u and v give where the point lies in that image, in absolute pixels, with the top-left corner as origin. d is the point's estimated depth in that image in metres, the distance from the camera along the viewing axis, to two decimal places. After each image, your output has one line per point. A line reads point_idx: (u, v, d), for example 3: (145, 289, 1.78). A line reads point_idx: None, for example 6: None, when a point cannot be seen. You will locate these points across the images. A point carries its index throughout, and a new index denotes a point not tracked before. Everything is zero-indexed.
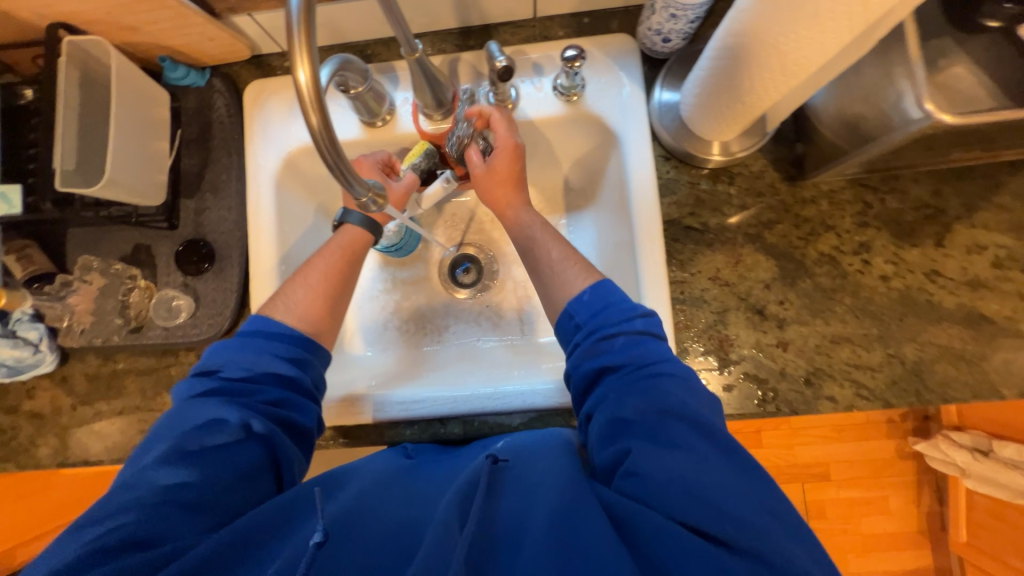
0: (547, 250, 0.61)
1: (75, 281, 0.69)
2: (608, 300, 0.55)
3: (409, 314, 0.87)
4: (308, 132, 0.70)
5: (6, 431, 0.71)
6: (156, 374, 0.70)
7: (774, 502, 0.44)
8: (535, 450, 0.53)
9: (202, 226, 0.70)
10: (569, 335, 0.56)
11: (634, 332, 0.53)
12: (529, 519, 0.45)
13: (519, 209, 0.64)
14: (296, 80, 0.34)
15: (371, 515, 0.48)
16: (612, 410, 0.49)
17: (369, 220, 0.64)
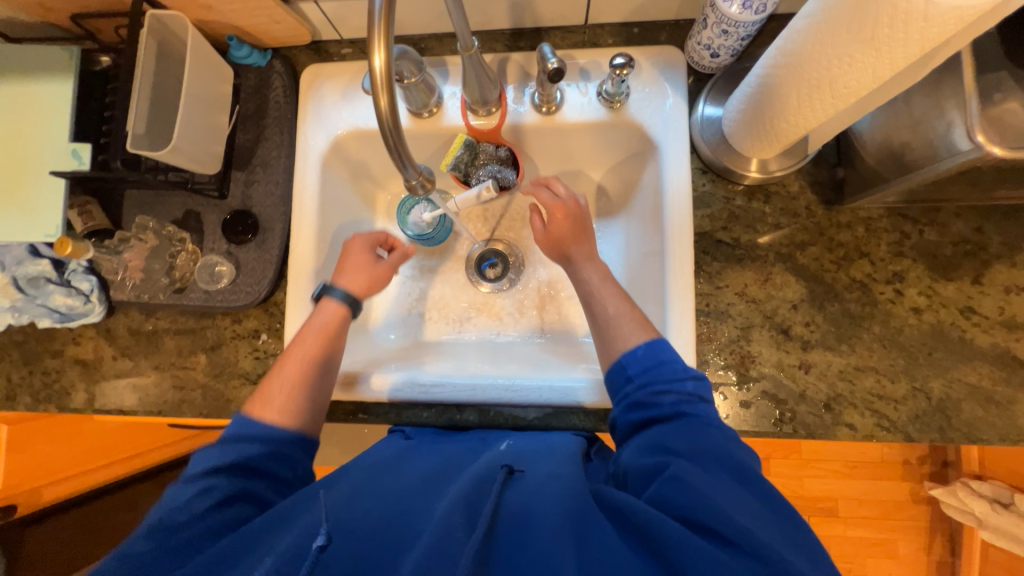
0: (603, 307, 0.64)
1: (131, 238, 0.73)
2: (661, 357, 0.57)
3: (433, 302, 0.90)
4: (357, 118, 0.73)
5: (52, 372, 0.76)
6: (194, 334, 0.74)
7: (788, 527, 0.46)
8: (534, 458, 0.57)
9: (249, 198, 0.74)
10: (618, 385, 0.59)
11: (686, 393, 0.55)
12: (533, 517, 0.48)
13: (581, 262, 0.68)
14: (370, 63, 0.37)
15: (368, 509, 0.50)
16: (654, 444, 0.53)
17: (352, 297, 0.68)
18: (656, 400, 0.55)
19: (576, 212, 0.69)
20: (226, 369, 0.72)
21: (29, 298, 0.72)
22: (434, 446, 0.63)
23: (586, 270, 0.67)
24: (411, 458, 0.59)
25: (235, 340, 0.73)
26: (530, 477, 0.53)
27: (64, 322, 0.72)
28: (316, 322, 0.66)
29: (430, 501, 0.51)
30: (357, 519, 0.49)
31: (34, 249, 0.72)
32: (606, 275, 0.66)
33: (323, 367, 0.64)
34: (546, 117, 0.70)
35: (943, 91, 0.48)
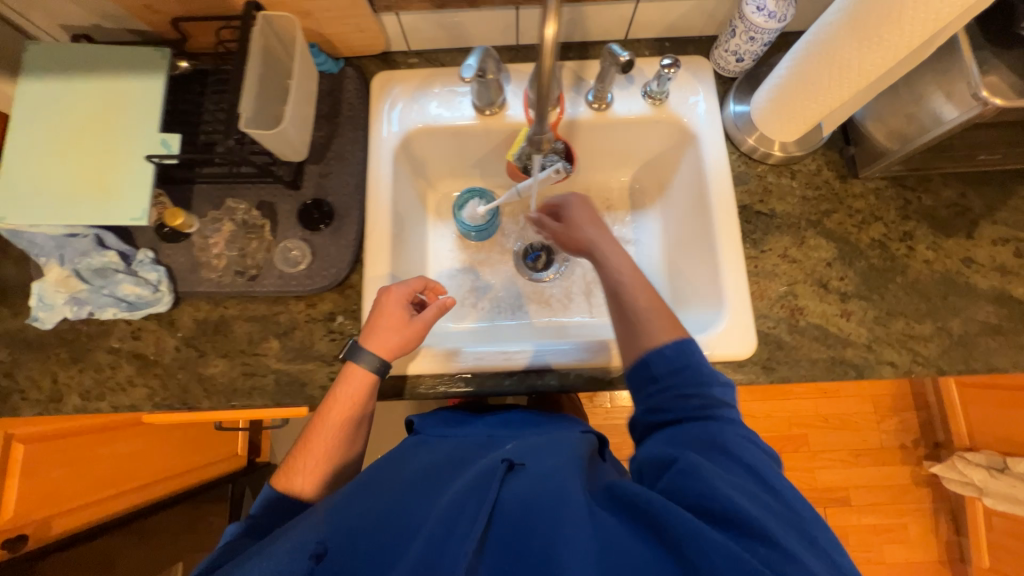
0: (632, 298, 0.66)
1: (221, 218, 0.75)
2: (687, 359, 0.59)
3: (484, 293, 0.94)
4: (426, 116, 0.80)
5: (106, 368, 0.73)
6: (265, 321, 0.74)
7: (796, 520, 0.47)
8: (536, 452, 0.58)
9: (323, 188, 0.77)
10: (642, 377, 0.60)
11: (714, 398, 0.57)
12: (528, 503, 0.50)
13: (607, 253, 0.71)
14: (544, 33, 0.48)
15: (373, 509, 0.51)
16: (670, 438, 0.55)
17: (378, 360, 0.65)
18: (679, 402, 0.57)
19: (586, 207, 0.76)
20: (300, 353, 0.73)
21: (94, 289, 0.71)
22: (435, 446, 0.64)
23: (615, 260, 0.70)
24: (414, 458, 0.61)
25: (309, 323, 0.74)
26: (532, 470, 0.54)
27: (129, 315, 0.72)
28: (341, 396, 0.65)
29: (432, 495, 0.52)
30: (357, 519, 0.49)
31: (100, 239, 0.71)
32: (636, 268, 0.69)
33: (354, 439, 0.66)
34: (598, 113, 0.80)
35: (946, 82, 0.61)
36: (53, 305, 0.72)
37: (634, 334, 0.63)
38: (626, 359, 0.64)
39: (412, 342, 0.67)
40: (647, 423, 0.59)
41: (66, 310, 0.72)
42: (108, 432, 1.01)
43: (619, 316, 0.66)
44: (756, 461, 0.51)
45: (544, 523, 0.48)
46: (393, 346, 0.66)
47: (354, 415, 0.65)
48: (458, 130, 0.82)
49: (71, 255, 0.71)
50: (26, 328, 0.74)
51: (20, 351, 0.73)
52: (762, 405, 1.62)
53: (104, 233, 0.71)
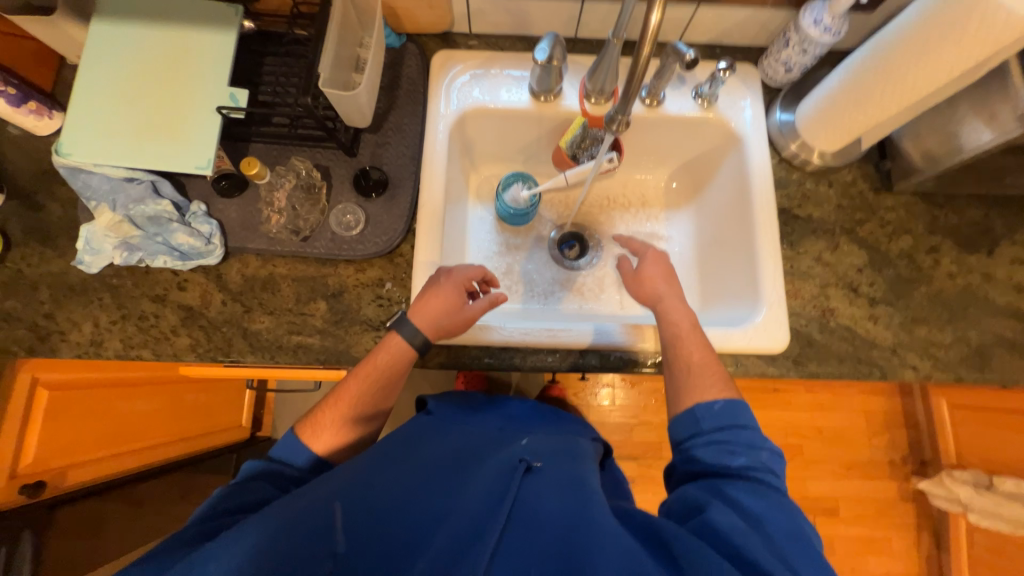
0: (686, 355, 0.67)
1: (278, 176, 0.76)
2: (736, 419, 0.60)
3: (518, 277, 0.96)
4: (483, 96, 0.82)
5: (149, 317, 0.73)
6: (313, 282, 0.74)
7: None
8: (552, 456, 0.61)
9: (379, 158, 0.79)
10: (688, 429, 0.62)
11: (760, 460, 0.57)
12: (544, 512, 0.53)
13: (668, 305, 0.72)
14: (649, 18, 0.51)
15: (396, 501, 0.53)
16: (712, 485, 0.56)
17: (421, 336, 0.66)
18: (727, 458, 0.58)
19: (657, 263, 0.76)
20: (347, 316, 0.74)
21: (147, 237, 0.71)
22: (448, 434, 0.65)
23: (674, 314, 0.71)
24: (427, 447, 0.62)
25: (357, 288, 0.75)
26: (548, 473, 0.58)
27: (179, 267, 0.72)
28: (377, 361, 0.65)
29: (448, 496, 0.54)
30: (379, 514, 0.52)
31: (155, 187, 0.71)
32: (694, 325, 0.69)
33: (376, 409, 0.67)
34: (650, 109, 0.83)
35: (989, 107, 0.65)
36: (102, 249, 0.72)
37: (691, 391, 0.63)
38: (677, 408, 0.64)
39: (456, 327, 0.67)
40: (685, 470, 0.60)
41: (115, 255, 0.72)
42: (132, 387, 1.00)
43: (673, 372, 0.67)
44: (780, 506, 0.53)
45: (560, 538, 0.50)
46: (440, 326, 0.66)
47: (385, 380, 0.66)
48: (512, 114, 0.84)
49: (123, 200, 0.70)
50: (71, 270, 0.74)
51: (61, 293, 0.73)
52: (760, 414, 1.67)
53: (160, 182, 0.72)
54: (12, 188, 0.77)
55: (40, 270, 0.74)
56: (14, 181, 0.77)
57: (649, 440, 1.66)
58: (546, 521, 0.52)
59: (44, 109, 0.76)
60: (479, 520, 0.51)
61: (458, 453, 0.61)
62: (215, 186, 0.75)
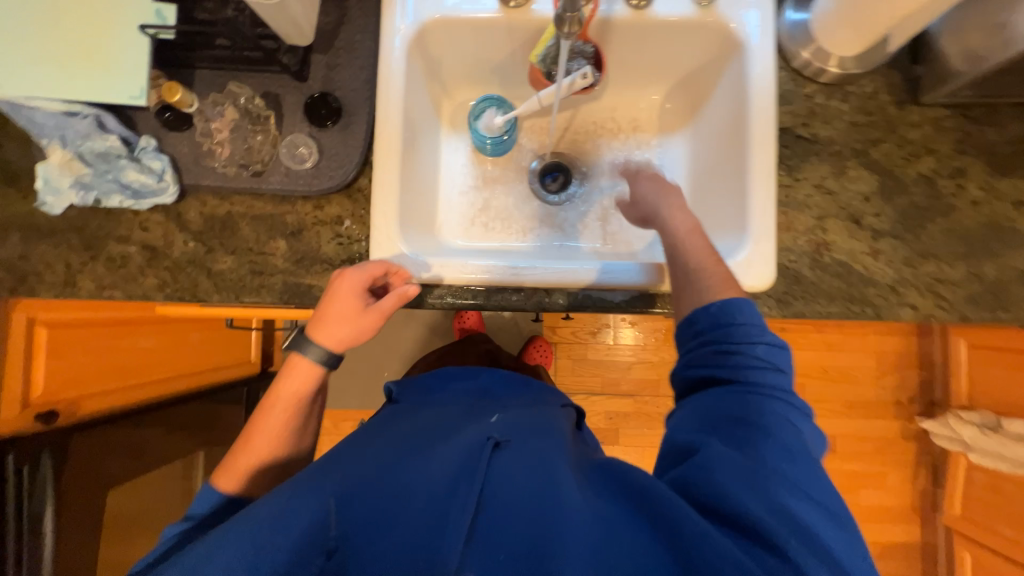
0: (684, 260, 0.64)
1: (225, 105, 0.72)
2: (736, 316, 0.56)
3: (496, 212, 0.91)
4: (444, 3, 0.72)
5: (117, 259, 0.73)
6: (272, 220, 0.72)
7: (815, 489, 0.48)
8: (522, 432, 0.60)
9: (331, 81, 0.72)
10: (688, 333, 0.58)
11: (758, 356, 0.54)
12: (515, 484, 0.52)
13: (670, 214, 0.68)
14: None
15: (368, 484, 0.51)
16: (706, 404, 0.53)
17: (326, 352, 0.63)
18: (719, 359, 0.54)
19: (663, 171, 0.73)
20: (307, 255, 0.72)
21: (98, 175, 0.69)
22: (420, 416, 0.67)
23: (675, 219, 0.67)
24: (398, 428, 0.63)
25: (316, 226, 0.72)
26: (517, 446, 0.57)
27: (137, 207, 0.71)
28: (296, 388, 0.64)
29: (417, 476, 0.52)
30: (352, 494, 0.50)
31: (101, 121, 0.67)
32: (694, 230, 0.66)
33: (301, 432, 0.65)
34: (636, 12, 0.72)
35: None
36: (57, 189, 0.71)
37: (691, 295, 0.61)
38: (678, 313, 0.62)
39: (362, 335, 0.64)
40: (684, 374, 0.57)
41: (71, 195, 0.70)
42: (127, 325, 1.04)
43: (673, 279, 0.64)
44: (772, 420, 0.50)
45: (532, 509, 0.50)
46: (343, 337, 0.63)
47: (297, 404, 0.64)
48: (479, 24, 0.74)
49: (69, 137, 0.67)
50: (36, 212, 0.74)
51: (32, 235, 0.74)
52: None
53: (105, 116, 0.67)
54: None
55: (7, 212, 0.74)
56: None
57: (647, 379, 1.67)
58: (516, 494, 0.51)
59: None
60: (449, 495, 0.51)
61: (428, 429, 0.62)
62: (159, 119, 0.70)
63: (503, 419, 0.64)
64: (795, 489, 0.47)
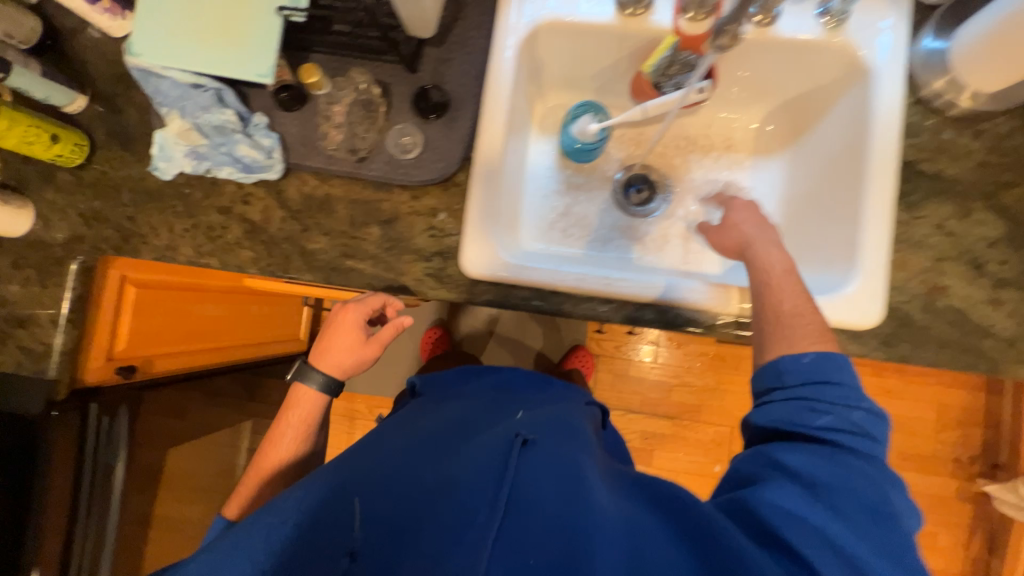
0: (778, 301, 0.61)
1: (336, 90, 0.73)
2: (827, 374, 0.53)
3: (576, 219, 0.90)
4: (560, 5, 0.72)
5: (216, 228, 0.75)
6: (368, 206, 0.73)
7: (900, 556, 0.45)
8: (549, 439, 0.58)
9: (441, 74, 0.73)
10: (769, 381, 0.56)
11: (847, 419, 0.51)
12: (541, 491, 0.50)
13: (764, 250, 0.65)
14: None
15: (395, 486, 0.52)
16: (777, 452, 0.51)
17: (329, 378, 0.76)
18: (805, 415, 0.52)
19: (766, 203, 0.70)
20: (399, 243, 0.72)
21: (212, 146, 0.71)
22: (448, 412, 0.68)
23: (769, 256, 0.65)
24: (425, 426, 0.65)
25: (410, 216, 0.72)
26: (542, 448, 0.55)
27: (243, 179, 0.74)
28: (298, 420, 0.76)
29: (443, 476, 0.52)
30: (380, 495, 0.51)
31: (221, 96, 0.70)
32: (790, 270, 0.63)
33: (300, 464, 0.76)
34: (761, 29, 0.70)
35: None
36: (169, 155, 0.73)
37: (779, 341, 0.58)
38: (766, 353, 0.59)
39: (362, 363, 0.77)
40: (759, 418, 0.55)
41: (184, 163, 0.73)
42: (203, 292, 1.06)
43: (761, 321, 0.61)
44: (854, 481, 0.48)
45: (561, 521, 0.48)
46: (344, 366, 0.76)
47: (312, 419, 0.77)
48: (592, 30, 0.73)
49: (189, 108, 0.70)
50: (148, 176, 0.77)
51: (141, 198, 0.77)
52: None
53: (226, 92, 0.70)
54: (94, 90, 0.80)
55: (122, 174, 0.78)
56: (95, 83, 0.80)
57: (688, 403, 1.62)
58: (546, 496, 0.50)
59: (118, 8, 0.75)
60: (475, 488, 0.49)
61: (453, 425, 0.63)
62: (275, 97, 0.72)
63: (531, 422, 0.61)
64: (874, 555, 0.45)
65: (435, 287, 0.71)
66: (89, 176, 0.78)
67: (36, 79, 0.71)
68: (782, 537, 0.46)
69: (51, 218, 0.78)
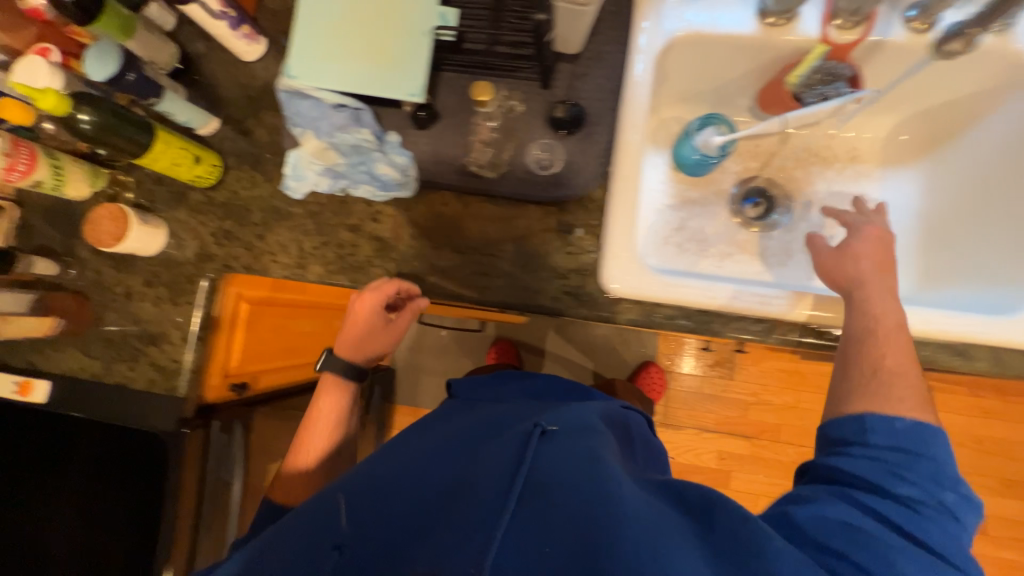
0: (879, 354, 0.54)
1: (467, 108, 0.73)
2: (925, 442, 0.47)
3: (692, 234, 0.87)
4: (698, 18, 0.71)
5: (346, 247, 0.75)
6: (502, 223, 0.72)
7: None
8: (575, 435, 0.55)
9: (575, 90, 0.72)
10: (847, 431, 0.50)
11: (943, 500, 0.45)
12: (552, 483, 0.49)
13: (871, 292, 0.59)
14: None
15: (413, 481, 0.54)
16: (847, 506, 0.45)
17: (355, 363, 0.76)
18: (888, 479, 0.46)
19: (884, 241, 0.63)
20: (535, 260, 0.71)
21: (349, 165, 0.71)
22: (478, 412, 0.68)
23: (879, 302, 0.58)
24: (448, 427, 0.66)
25: (545, 232, 0.71)
26: (560, 442, 0.54)
27: (375, 198, 0.74)
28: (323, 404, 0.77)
29: (462, 474, 0.53)
30: (391, 490, 0.53)
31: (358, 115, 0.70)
32: (900, 324, 0.56)
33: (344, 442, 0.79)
34: (917, 35, 0.67)
35: None
36: (302, 177, 0.73)
37: (869, 395, 0.52)
38: (845, 406, 0.52)
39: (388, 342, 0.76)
40: (820, 464, 0.50)
41: (318, 185, 0.74)
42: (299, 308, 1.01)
43: (849, 368, 0.55)
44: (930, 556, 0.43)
45: (568, 516, 0.46)
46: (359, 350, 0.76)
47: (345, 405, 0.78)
48: (731, 42, 0.72)
49: (324, 129, 0.69)
50: (278, 195, 0.78)
51: (270, 217, 0.78)
52: None
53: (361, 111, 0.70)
54: (224, 113, 0.82)
55: (252, 195, 0.79)
56: (225, 107, 0.82)
57: (767, 422, 1.55)
58: (557, 492, 0.48)
59: (253, 34, 0.78)
60: (485, 487, 0.49)
61: (485, 424, 0.62)
62: (410, 116, 0.73)
63: (556, 413, 0.59)
64: None
65: (573, 305, 0.70)
66: (220, 196, 0.80)
67: (181, 103, 0.72)
68: None
69: (182, 237, 0.80)
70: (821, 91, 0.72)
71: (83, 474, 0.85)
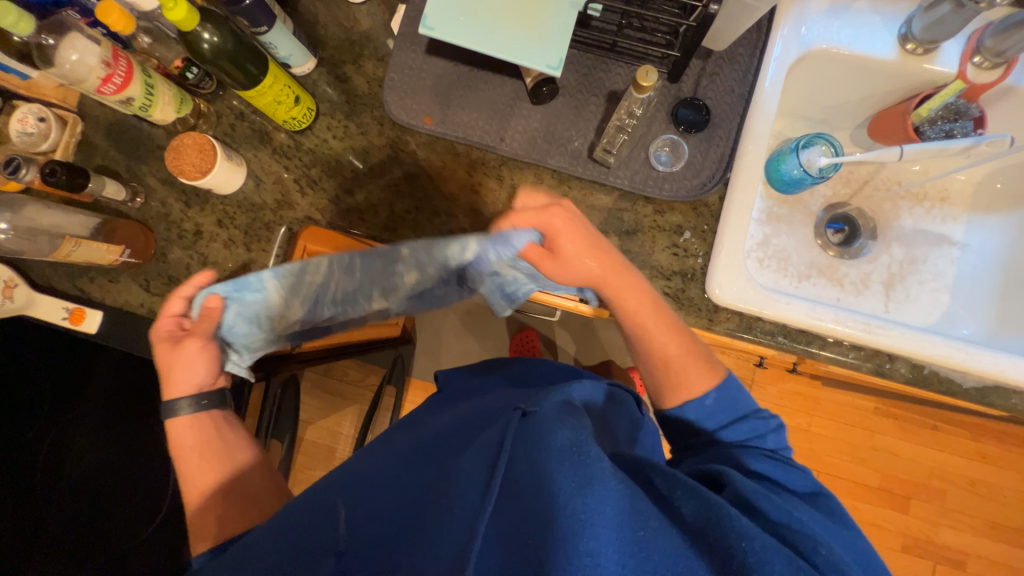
0: (652, 345, 0.63)
1: (588, 90, 0.70)
2: (726, 399, 0.61)
3: (776, 250, 0.85)
4: (838, 32, 0.69)
5: (442, 215, 0.74)
6: (608, 213, 0.71)
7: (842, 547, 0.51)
8: (564, 414, 0.52)
9: (701, 88, 0.70)
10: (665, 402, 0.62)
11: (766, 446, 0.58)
12: (534, 469, 0.45)
13: (618, 290, 0.63)
14: None
15: (383, 493, 0.52)
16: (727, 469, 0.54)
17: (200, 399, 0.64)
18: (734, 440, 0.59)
19: (568, 211, 0.60)
20: (638, 258, 0.70)
21: (356, 293, 0.60)
22: (470, 405, 0.66)
23: (626, 294, 0.63)
24: (432, 431, 0.61)
25: (653, 230, 0.70)
26: (546, 417, 0.51)
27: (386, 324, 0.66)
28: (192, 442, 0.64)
29: (444, 473, 0.51)
30: (372, 491, 0.52)
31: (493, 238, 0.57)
32: (653, 308, 0.63)
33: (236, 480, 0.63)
34: None
35: None
36: (261, 294, 0.59)
37: (671, 388, 0.62)
38: (663, 404, 0.64)
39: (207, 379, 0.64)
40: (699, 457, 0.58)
41: (293, 306, 0.59)
42: None
43: (651, 369, 0.64)
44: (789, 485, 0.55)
45: (549, 495, 0.43)
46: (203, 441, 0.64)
47: (221, 459, 0.64)
48: (867, 64, 0.70)
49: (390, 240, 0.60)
50: (373, 150, 0.75)
51: (361, 171, 0.75)
52: (907, 445, 1.55)
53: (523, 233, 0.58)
54: (321, 54, 0.76)
55: (342, 146, 0.75)
56: (322, 47, 0.77)
57: None
58: (536, 471, 0.45)
59: None
60: (468, 477, 0.47)
61: (471, 419, 0.60)
62: (530, 89, 0.69)
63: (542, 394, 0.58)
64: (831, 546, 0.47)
65: (672, 307, 0.69)
66: (307, 142, 0.75)
67: (287, 37, 0.67)
68: (732, 540, 0.42)
69: (263, 179, 0.75)
70: (943, 128, 0.73)
71: (105, 414, 0.85)
